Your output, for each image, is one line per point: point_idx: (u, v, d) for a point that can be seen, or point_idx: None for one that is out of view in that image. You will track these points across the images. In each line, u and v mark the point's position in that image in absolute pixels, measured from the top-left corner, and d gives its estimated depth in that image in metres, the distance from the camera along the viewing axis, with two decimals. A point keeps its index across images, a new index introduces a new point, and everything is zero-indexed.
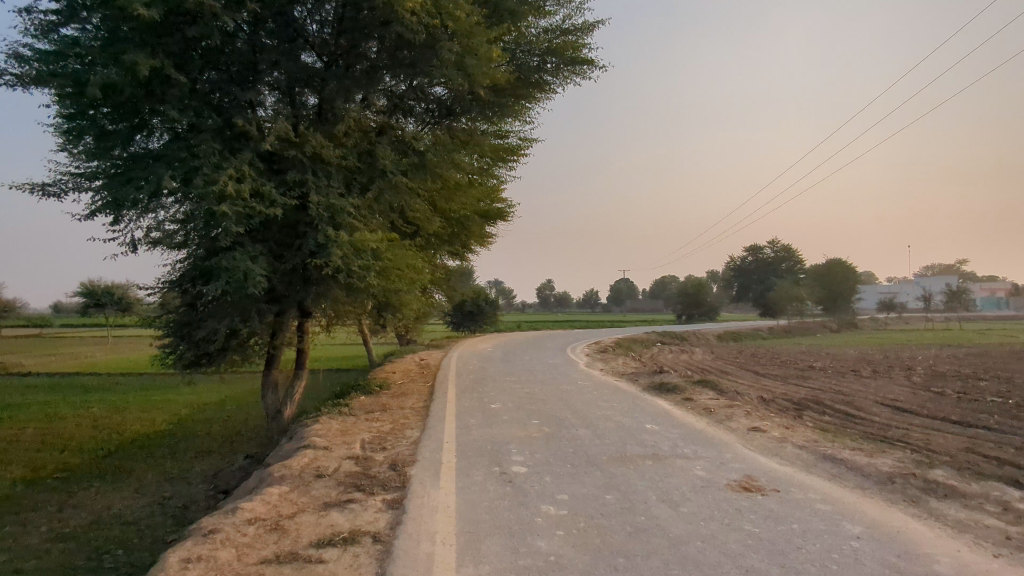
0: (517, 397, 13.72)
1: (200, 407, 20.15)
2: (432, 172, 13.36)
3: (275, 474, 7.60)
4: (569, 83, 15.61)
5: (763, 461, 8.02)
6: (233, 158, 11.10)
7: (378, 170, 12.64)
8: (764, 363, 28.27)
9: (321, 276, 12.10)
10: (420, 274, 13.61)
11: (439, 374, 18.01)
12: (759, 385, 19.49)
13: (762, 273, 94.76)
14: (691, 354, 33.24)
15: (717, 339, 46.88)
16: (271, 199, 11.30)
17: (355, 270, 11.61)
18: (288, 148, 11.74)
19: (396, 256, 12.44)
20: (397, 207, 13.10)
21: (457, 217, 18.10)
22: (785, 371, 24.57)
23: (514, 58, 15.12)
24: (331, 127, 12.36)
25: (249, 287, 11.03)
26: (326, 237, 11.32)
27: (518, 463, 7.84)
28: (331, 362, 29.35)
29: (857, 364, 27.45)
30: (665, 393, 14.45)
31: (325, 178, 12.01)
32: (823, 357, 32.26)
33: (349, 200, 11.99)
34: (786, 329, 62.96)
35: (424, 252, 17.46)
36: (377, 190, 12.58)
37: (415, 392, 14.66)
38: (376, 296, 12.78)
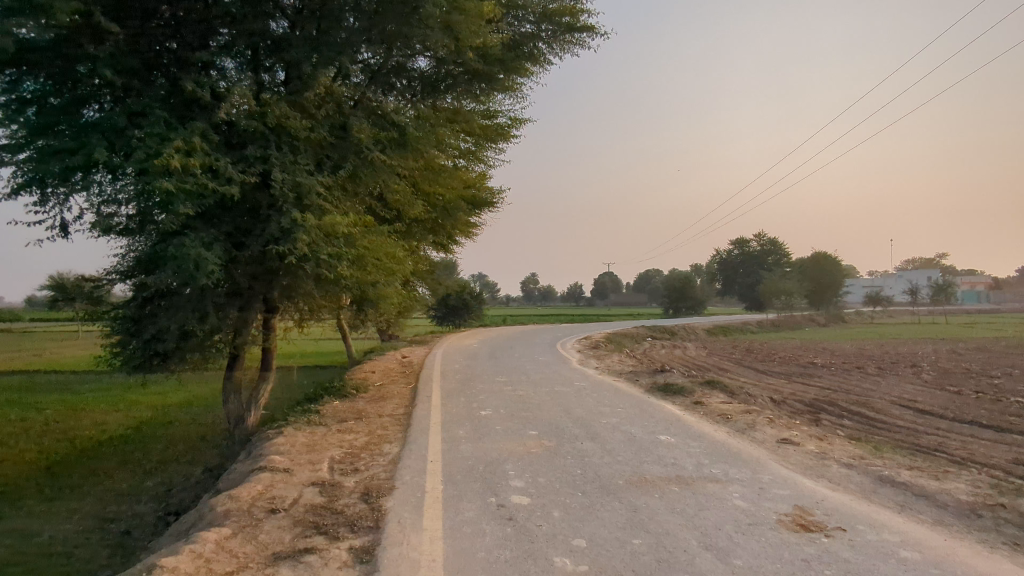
0: (510, 401, 12.33)
1: (161, 411, 18.48)
2: (413, 149, 11.90)
3: (218, 508, 6.14)
4: (566, 53, 14.19)
5: (810, 485, 6.70)
6: (182, 128, 9.57)
7: (352, 144, 11.16)
8: (762, 359, 27.13)
9: (287, 266, 10.62)
10: (400, 263, 12.18)
11: (423, 373, 16.57)
12: (765, 384, 18.28)
13: (749, 266, 94.22)
14: (686, 350, 32.07)
15: (708, 334, 45.91)
16: (227, 176, 9.79)
17: (324, 259, 10.17)
18: (247, 117, 10.22)
19: (371, 243, 11.02)
20: (374, 187, 11.64)
21: (442, 204, 16.64)
22: (787, 368, 23.42)
23: (505, 25, 13.67)
24: (299, 95, 10.86)
25: (201, 277, 9.52)
26: (291, 221, 9.84)
27: (518, 491, 6.45)
28: (308, 359, 27.78)
29: (860, 360, 26.38)
30: (671, 395, 13.14)
31: (290, 153, 10.51)
32: (822, 352, 31.26)
33: (318, 178, 10.51)
34: (776, 324, 62.13)
35: (406, 241, 15.99)
36: (351, 168, 11.11)
37: (396, 395, 13.22)
38: (350, 288, 11.33)
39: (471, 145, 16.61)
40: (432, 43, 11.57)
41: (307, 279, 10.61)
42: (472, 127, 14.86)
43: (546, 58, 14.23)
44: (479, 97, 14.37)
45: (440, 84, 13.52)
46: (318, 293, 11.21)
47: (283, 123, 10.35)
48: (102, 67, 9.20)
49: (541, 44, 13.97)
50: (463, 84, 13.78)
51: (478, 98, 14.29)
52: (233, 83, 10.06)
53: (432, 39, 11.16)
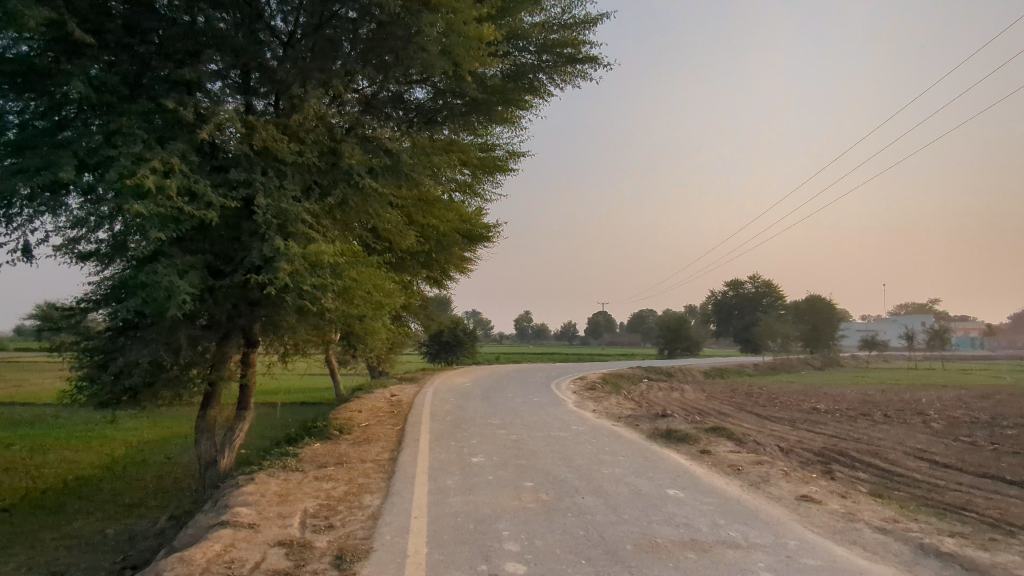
0: (503, 447, 11.51)
1: (134, 449, 17.47)
2: (407, 177, 11.34)
3: (166, 572, 5.32)
4: (567, 85, 13.81)
5: (843, 553, 5.94)
6: (160, 148, 8.97)
7: (343, 171, 10.60)
8: (763, 403, 26.32)
9: (268, 297, 9.91)
10: (389, 297, 11.49)
11: (412, 414, 15.72)
12: (770, 431, 17.48)
13: (744, 308, 93.85)
14: (684, 392, 31.24)
15: (705, 376, 45.06)
16: (207, 200, 9.15)
17: (308, 290, 9.47)
18: (232, 139, 9.64)
19: (359, 273, 10.38)
20: (364, 216, 11.03)
21: (436, 236, 16.05)
22: (791, 414, 22.63)
23: (505, 55, 13.30)
24: (288, 118, 10.33)
25: (172, 307, 8.79)
26: (273, 248, 9.16)
27: (513, 556, 5.66)
28: (294, 396, 26.80)
29: (864, 407, 25.62)
30: (675, 443, 12.35)
31: (277, 178, 9.91)
32: (824, 397, 30.48)
33: (305, 204, 9.89)
34: (772, 366, 61.34)
35: (397, 274, 15.35)
36: (341, 195, 10.54)
37: (382, 438, 12.37)
38: (336, 323, 10.61)
39: (468, 177, 16.10)
40: (429, 68, 11.14)
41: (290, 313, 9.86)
42: (469, 158, 14.37)
43: (547, 90, 13.85)
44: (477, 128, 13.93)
45: (438, 113, 13.08)
46: (301, 327, 10.45)
47: (271, 146, 9.78)
48: (76, 80, 8.66)
49: (542, 74, 13.59)
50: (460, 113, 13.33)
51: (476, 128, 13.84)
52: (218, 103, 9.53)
53: (429, 63, 10.73)
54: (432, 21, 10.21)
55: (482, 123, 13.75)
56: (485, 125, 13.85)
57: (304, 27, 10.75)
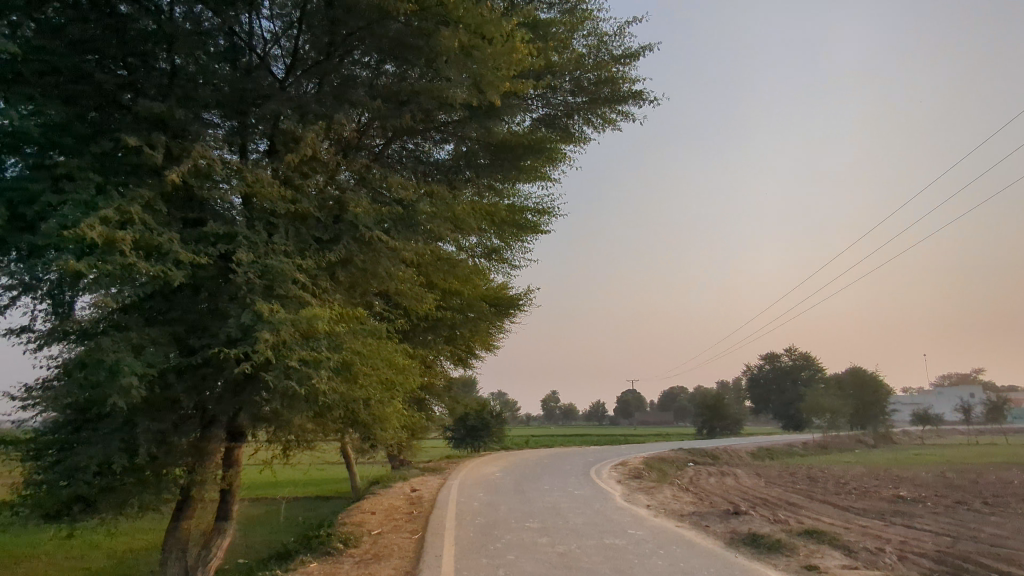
0: (549, 565, 9.01)
1: (115, 562, 15.16)
2: (421, 229, 9.48)
3: None
4: (606, 126, 12.08)
5: None
6: (118, 194, 7.18)
7: (347, 223, 8.78)
8: (836, 491, 23.04)
9: (249, 378, 7.83)
10: (402, 374, 9.36)
11: (434, 516, 13.20)
12: (865, 529, 14.51)
13: (783, 382, 89.49)
14: (737, 478, 27.94)
15: (753, 458, 41.41)
16: (174, 257, 7.29)
17: (297, 368, 7.40)
18: (210, 186, 7.91)
19: (365, 345, 8.32)
20: (372, 277, 9.08)
21: (458, 305, 14.13)
22: (875, 504, 19.45)
23: (536, 93, 11.68)
24: (281, 161, 8.59)
25: (118, 395, 6.73)
26: (253, 315, 7.18)
27: None
28: (306, 490, 24.32)
29: (954, 493, 22.25)
30: (767, 554, 9.73)
31: (265, 232, 8.07)
32: (899, 480, 26.98)
33: (298, 261, 7.98)
34: (823, 445, 57.04)
35: (416, 350, 13.29)
36: (345, 250, 8.66)
37: (395, 553, 9.91)
38: (334, 409, 8.47)
39: (494, 239, 14.33)
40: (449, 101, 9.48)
41: (273, 398, 7.75)
42: (497, 215, 12.60)
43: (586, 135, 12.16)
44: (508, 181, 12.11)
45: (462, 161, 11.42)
46: (291, 417, 8.33)
47: (259, 192, 7.99)
48: (12, 114, 7.06)
49: (580, 116, 11.96)
50: (486, 161, 11.69)
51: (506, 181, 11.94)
52: (197, 141, 7.86)
53: (449, 92, 9.05)
54: (453, 39, 8.59)
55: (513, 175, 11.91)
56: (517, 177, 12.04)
57: (307, 58, 9.21)
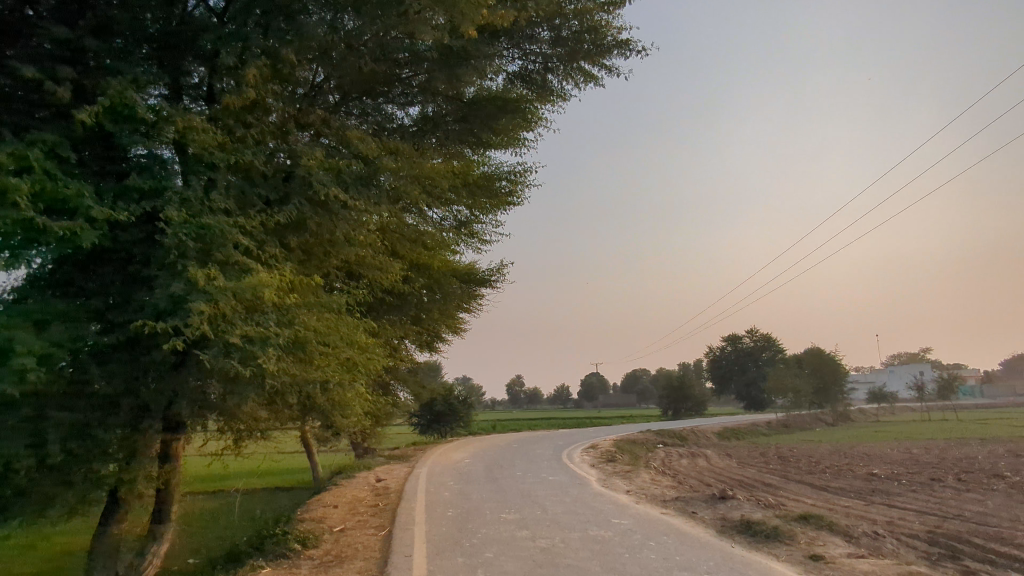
0: (534, 562, 8.10)
1: (49, 569, 13.74)
2: (384, 188, 8.38)
3: None
4: (587, 79, 11.06)
5: None
6: (13, 138, 5.86)
7: (300, 181, 7.61)
8: (810, 470, 22.80)
9: (182, 360, 6.66)
10: (365, 353, 8.26)
11: (402, 509, 12.18)
12: (852, 511, 14.03)
13: (745, 363, 90.71)
14: (709, 459, 27.61)
15: (721, 439, 41.44)
16: (86, 215, 6.02)
17: (239, 347, 6.22)
18: (134, 130, 6.62)
19: (320, 320, 7.24)
20: (330, 244, 7.94)
21: (425, 281, 13.03)
22: (852, 483, 19.16)
23: (510, 41, 10.59)
24: (219, 105, 7.34)
25: (13, 382, 5.50)
26: (185, 284, 5.98)
27: None
28: (264, 482, 23.02)
29: (924, 470, 22.22)
30: (766, 543, 9.00)
31: (202, 187, 6.83)
32: (868, 457, 26.99)
33: (241, 221, 6.79)
34: (786, 423, 57.74)
35: (379, 329, 12.18)
36: (296, 210, 7.50)
37: (360, 553, 8.86)
38: (286, 394, 7.34)
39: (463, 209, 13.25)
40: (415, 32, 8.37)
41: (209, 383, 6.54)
42: (469, 182, 11.57)
43: (568, 94, 11.30)
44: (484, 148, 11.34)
45: (433, 122, 10.44)
46: (235, 405, 7.17)
47: (193, 139, 6.74)
48: None
49: (560, 72, 11.08)
50: (457, 120, 10.69)
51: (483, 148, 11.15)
52: (116, 77, 6.54)
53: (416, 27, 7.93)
54: None
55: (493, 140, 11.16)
56: (498, 144, 11.31)
57: None
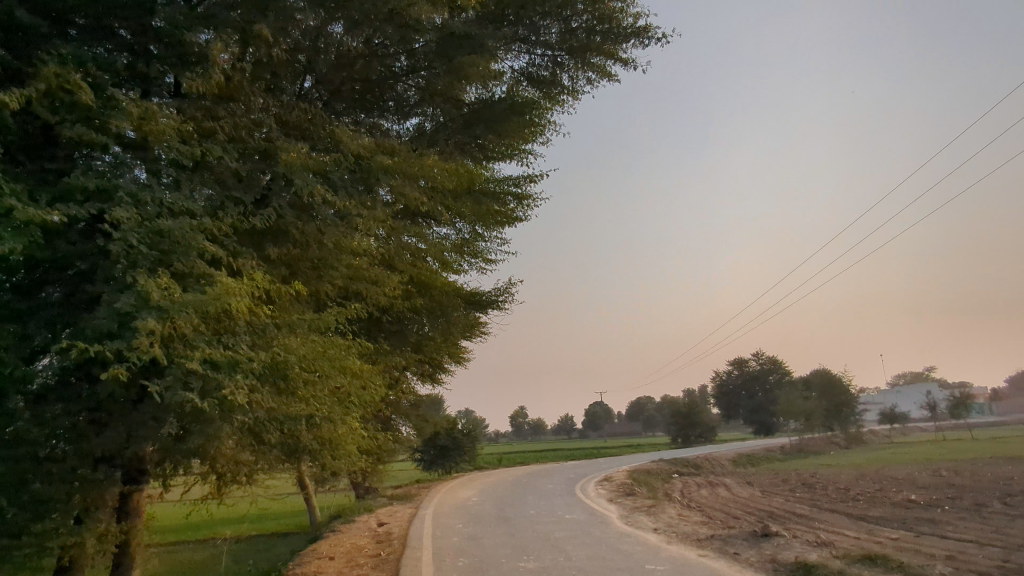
0: None
1: None
2: (375, 190, 7.34)
3: None
4: (600, 76, 10.26)
5: None
6: None
7: (279, 180, 6.56)
8: (841, 498, 21.31)
9: (136, 393, 5.50)
10: (359, 379, 7.09)
11: (406, 560, 10.83)
12: (907, 545, 12.64)
13: (752, 386, 89.01)
14: (730, 489, 26.07)
15: (736, 466, 39.76)
16: (11, 218, 4.94)
17: (201, 375, 5.04)
18: (79, 121, 5.60)
19: (304, 342, 6.09)
20: (317, 253, 6.83)
21: (426, 302, 11.90)
22: (892, 512, 17.70)
23: (517, 34, 9.73)
24: (182, 95, 6.33)
25: None
26: (133, 299, 4.87)
27: None
28: (259, 528, 21.50)
29: (965, 494, 20.73)
30: None
31: (161, 187, 5.78)
32: (900, 482, 25.42)
33: (207, 224, 5.71)
34: (801, 448, 55.90)
35: (377, 355, 11.00)
36: (275, 213, 6.44)
37: None
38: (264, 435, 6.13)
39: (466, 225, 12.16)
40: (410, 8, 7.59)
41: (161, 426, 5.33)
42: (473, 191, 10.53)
43: (580, 92, 10.45)
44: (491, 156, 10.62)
45: (432, 134, 9.76)
46: (202, 449, 5.98)
47: (151, 132, 5.72)
48: None
49: (570, 68, 10.21)
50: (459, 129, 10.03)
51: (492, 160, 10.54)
52: (57, 59, 5.56)
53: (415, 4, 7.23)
54: None
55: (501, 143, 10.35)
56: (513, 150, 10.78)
57: None
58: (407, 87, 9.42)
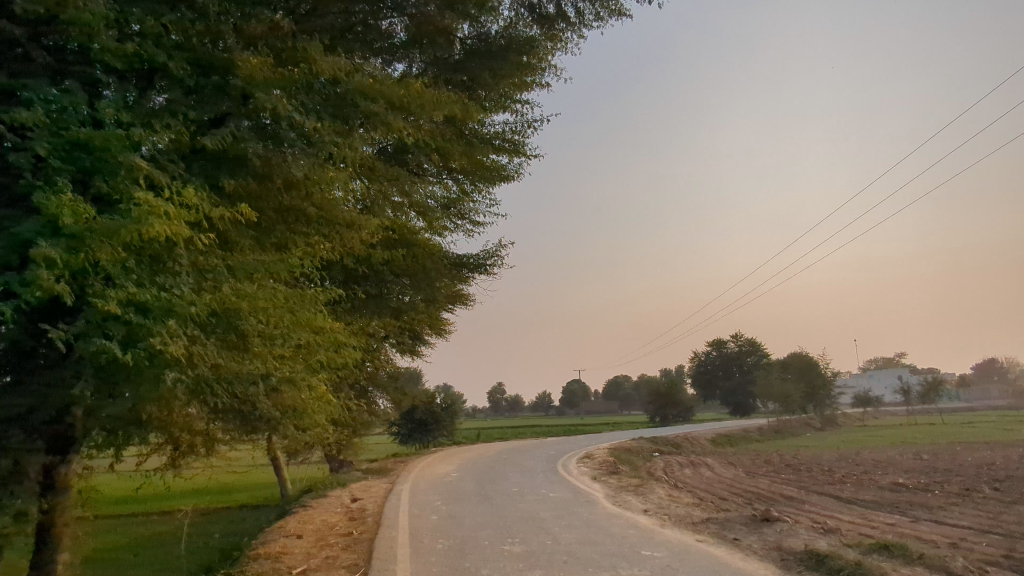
0: None
1: None
2: (356, 118, 6.23)
3: None
4: (610, 14, 9.48)
5: None
6: None
7: (236, 95, 5.48)
8: (828, 480, 20.87)
9: (51, 343, 4.46)
10: (330, 338, 6.04)
11: (379, 540, 9.92)
12: (909, 531, 12.01)
13: (730, 367, 89.46)
14: (713, 469, 25.60)
15: (716, 447, 39.54)
16: None
17: (122, 320, 4.02)
18: None
19: (263, 288, 5.04)
20: (284, 188, 5.73)
21: (408, 262, 10.90)
22: (883, 496, 17.21)
23: None
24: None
25: None
26: (37, 220, 3.84)
27: None
28: (227, 501, 20.55)
29: (952, 479, 20.37)
30: None
31: (85, 93, 4.70)
32: (884, 465, 25.12)
33: (143, 138, 4.65)
34: (778, 429, 56.15)
35: (352, 317, 10.03)
36: (230, 133, 5.37)
37: None
38: (207, 401, 5.11)
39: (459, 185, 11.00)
40: None
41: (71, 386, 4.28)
42: (471, 143, 9.38)
43: (587, 26, 9.86)
44: (492, 101, 9.66)
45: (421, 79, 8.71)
46: (134, 416, 4.97)
47: (74, 22, 4.60)
48: None
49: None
50: (453, 68, 9.30)
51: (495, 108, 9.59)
52: None
53: None
54: None
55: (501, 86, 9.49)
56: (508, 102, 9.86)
57: None
58: (394, 24, 8.45)
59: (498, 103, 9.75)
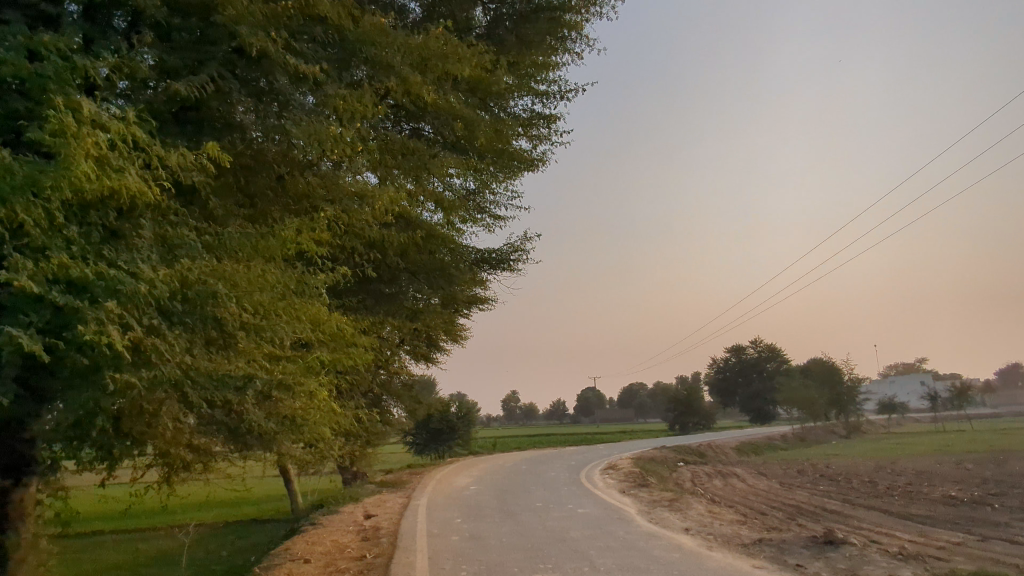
0: None
1: None
2: (362, 71, 5.31)
3: None
4: None
5: None
6: None
7: (219, 38, 4.52)
8: (872, 492, 19.53)
9: None
10: (330, 333, 5.05)
11: (395, 565, 8.88)
12: (983, 552, 10.78)
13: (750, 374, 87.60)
14: (745, 480, 24.28)
15: (742, 456, 38.04)
16: None
17: (47, 301, 3.11)
18: None
19: (246, 270, 4.06)
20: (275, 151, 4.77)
21: (423, 258, 9.89)
22: (937, 510, 15.90)
23: None
24: None
25: None
26: None
27: None
28: (236, 515, 19.62)
29: (1008, 491, 18.94)
30: None
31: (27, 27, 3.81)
32: (927, 476, 23.65)
33: (94, 76, 3.74)
34: (803, 437, 54.37)
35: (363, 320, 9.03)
36: (210, 83, 4.46)
37: None
38: (178, 413, 4.13)
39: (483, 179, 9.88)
40: None
41: None
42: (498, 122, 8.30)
43: None
44: (518, 78, 8.64)
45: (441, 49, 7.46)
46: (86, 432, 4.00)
47: None
48: None
49: None
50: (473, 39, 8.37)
51: (521, 85, 8.57)
52: None
53: None
54: None
55: (527, 58, 8.47)
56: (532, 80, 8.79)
57: None
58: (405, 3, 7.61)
59: (523, 80, 8.75)
